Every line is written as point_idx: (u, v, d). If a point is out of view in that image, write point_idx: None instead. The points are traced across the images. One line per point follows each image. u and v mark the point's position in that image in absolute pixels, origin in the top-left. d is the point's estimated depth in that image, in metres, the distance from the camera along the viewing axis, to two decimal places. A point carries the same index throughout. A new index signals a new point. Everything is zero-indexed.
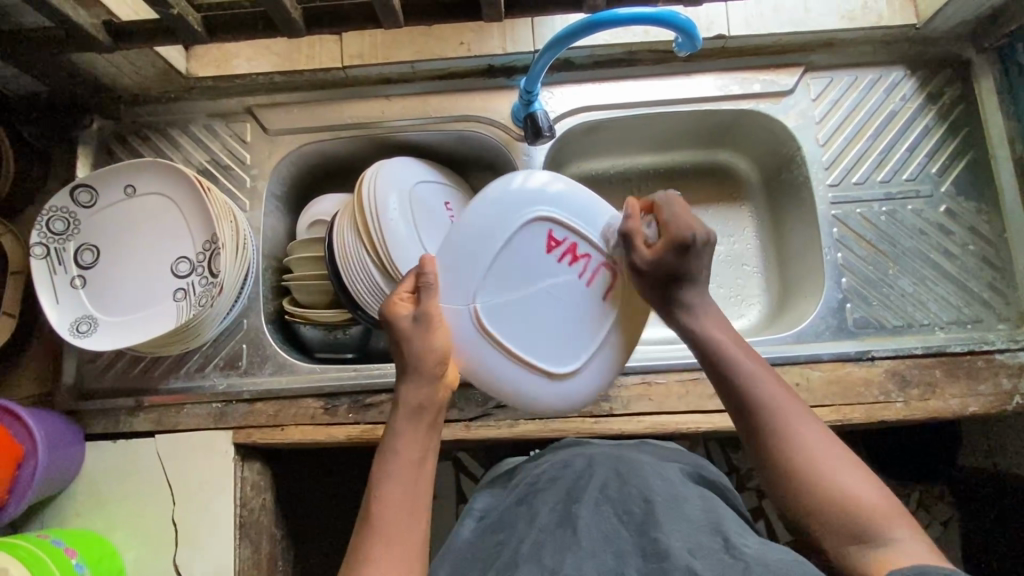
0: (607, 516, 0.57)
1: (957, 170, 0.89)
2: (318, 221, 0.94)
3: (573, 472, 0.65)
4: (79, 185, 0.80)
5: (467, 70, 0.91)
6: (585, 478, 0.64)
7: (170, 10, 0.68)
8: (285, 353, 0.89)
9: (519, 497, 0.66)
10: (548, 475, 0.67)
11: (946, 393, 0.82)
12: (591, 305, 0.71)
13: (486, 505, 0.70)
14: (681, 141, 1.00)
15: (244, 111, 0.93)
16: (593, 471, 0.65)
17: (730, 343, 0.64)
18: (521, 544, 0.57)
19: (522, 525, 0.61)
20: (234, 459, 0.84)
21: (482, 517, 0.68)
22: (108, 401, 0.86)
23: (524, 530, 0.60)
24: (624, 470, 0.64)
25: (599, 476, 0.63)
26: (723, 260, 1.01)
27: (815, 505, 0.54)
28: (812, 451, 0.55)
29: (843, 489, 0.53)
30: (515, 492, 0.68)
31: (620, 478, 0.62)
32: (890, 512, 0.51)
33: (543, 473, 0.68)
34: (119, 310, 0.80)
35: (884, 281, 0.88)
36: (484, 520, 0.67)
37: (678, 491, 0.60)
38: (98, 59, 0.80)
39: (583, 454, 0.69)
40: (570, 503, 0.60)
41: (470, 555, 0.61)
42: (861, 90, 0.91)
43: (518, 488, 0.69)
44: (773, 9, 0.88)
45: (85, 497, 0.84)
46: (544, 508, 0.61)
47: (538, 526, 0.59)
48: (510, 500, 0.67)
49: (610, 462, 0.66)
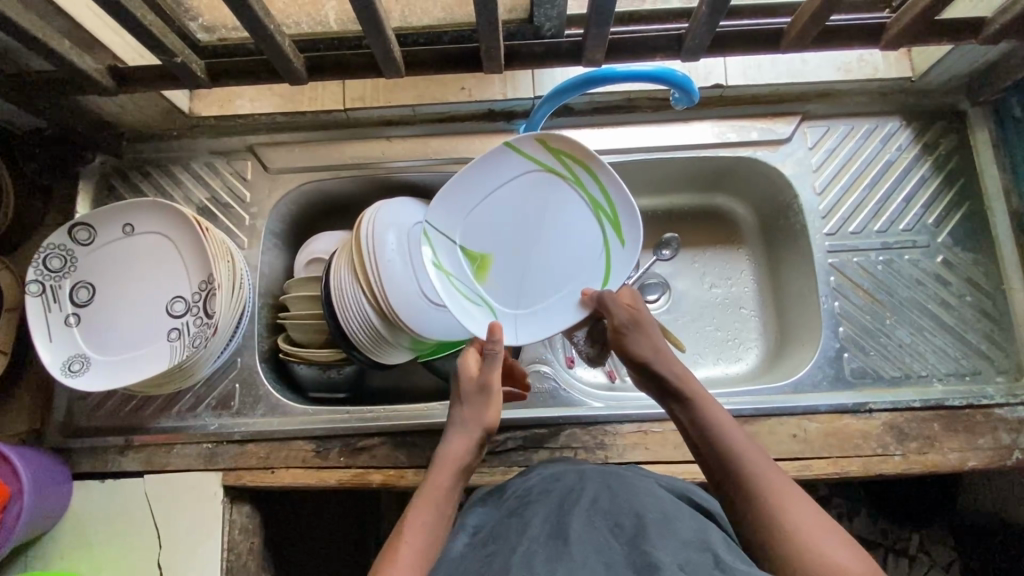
0: (599, 528, 0.55)
1: (954, 220, 0.90)
2: (315, 259, 0.95)
3: (564, 486, 0.63)
4: (78, 224, 0.81)
5: (467, 114, 0.92)
6: (577, 490, 0.61)
7: (174, 58, 0.69)
8: (277, 393, 0.88)
9: (508, 510, 0.62)
10: (539, 489, 0.64)
11: (945, 447, 0.81)
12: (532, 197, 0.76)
13: (478, 516, 0.64)
14: (680, 185, 1.01)
15: (245, 149, 0.93)
16: (585, 486, 0.62)
17: (715, 410, 0.64)
18: (511, 552, 0.54)
19: (512, 536, 0.57)
20: (222, 502, 0.83)
21: (476, 529, 0.62)
22: (98, 439, 0.86)
23: (514, 539, 0.56)
24: (615, 485, 0.62)
25: (590, 490, 0.61)
26: (720, 304, 1.01)
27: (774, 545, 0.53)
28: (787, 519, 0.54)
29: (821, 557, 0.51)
30: (506, 505, 0.64)
31: (612, 492, 0.61)
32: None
33: (534, 486, 0.65)
34: (112, 349, 0.80)
35: (881, 330, 0.87)
36: (471, 528, 0.62)
37: (669, 510, 0.58)
38: (103, 100, 0.81)
39: (574, 469, 0.67)
40: (562, 514, 0.57)
41: (459, 560, 0.56)
42: (857, 139, 0.92)
43: (507, 500, 0.65)
44: (770, 61, 0.89)
45: (70, 538, 0.82)
46: (535, 519, 0.58)
47: (530, 536, 0.55)
48: (500, 514, 0.63)
49: (601, 478, 0.64)
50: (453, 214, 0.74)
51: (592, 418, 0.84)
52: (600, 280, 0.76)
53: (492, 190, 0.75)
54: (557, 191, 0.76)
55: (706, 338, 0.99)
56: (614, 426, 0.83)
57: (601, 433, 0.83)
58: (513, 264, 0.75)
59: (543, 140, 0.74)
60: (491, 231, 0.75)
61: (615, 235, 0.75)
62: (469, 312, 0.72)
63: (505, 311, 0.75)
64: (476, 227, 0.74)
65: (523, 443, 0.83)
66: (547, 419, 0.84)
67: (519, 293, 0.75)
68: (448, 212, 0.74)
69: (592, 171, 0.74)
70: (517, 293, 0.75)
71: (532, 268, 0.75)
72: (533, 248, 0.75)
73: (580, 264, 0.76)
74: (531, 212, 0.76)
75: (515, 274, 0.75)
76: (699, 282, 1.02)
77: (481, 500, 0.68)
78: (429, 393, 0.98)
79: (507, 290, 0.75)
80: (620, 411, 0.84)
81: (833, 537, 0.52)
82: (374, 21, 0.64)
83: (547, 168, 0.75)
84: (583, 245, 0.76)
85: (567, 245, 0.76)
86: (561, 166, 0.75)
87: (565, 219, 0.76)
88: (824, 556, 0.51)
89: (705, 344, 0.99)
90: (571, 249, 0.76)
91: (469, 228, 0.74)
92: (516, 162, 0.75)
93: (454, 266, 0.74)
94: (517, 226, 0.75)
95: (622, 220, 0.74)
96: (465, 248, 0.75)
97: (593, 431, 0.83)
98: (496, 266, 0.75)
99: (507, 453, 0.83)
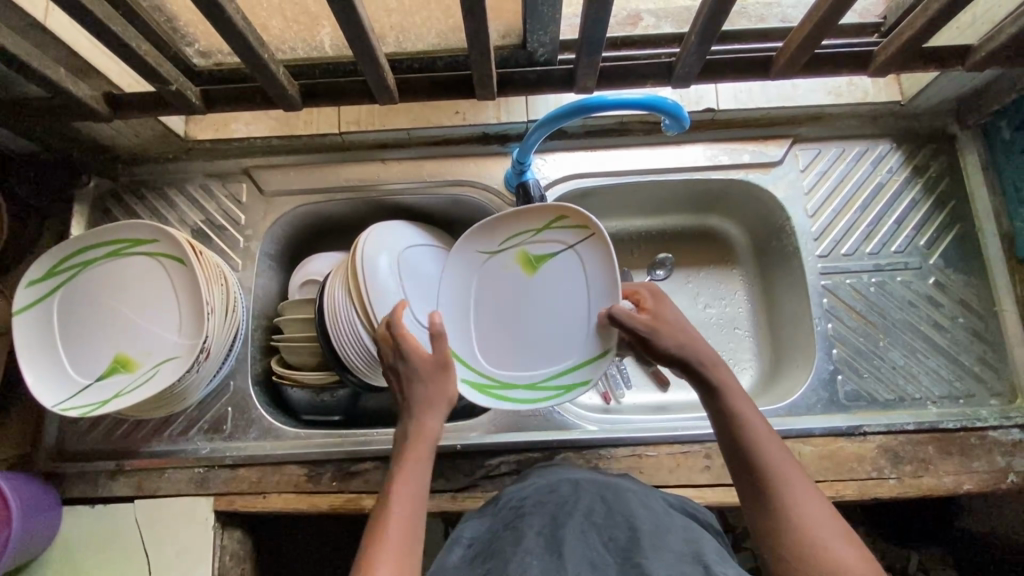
0: (593, 544, 0.54)
1: (945, 242, 0.90)
2: (310, 281, 0.94)
3: (558, 497, 0.61)
4: (58, 245, 0.79)
5: (462, 138, 0.93)
6: (570, 502, 0.60)
7: (169, 86, 0.70)
8: (271, 417, 0.87)
9: (504, 522, 0.61)
10: (534, 500, 0.62)
11: (939, 471, 0.81)
12: (54, 317, 0.79)
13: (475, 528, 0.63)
14: (674, 206, 1.01)
15: (241, 172, 0.94)
16: (579, 498, 0.61)
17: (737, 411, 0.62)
18: (507, 565, 0.53)
19: (507, 550, 0.56)
20: (212, 527, 0.82)
21: (472, 543, 0.61)
22: (89, 464, 0.85)
23: (509, 553, 0.55)
24: (609, 495, 0.61)
25: (584, 501, 0.60)
26: (713, 323, 1.01)
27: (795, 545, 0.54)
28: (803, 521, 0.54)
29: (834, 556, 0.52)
30: (501, 517, 0.63)
31: (606, 505, 0.59)
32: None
33: (528, 497, 0.64)
34: (88, 365, 0.78)
35: (875, 353, 0.88)
36: (467, 544, 0.61)
37: (664, 522, 0.57)
38: (98, 126, 0.82)
39: (568, 480, 0.65)
40: (557, 527, 0.56)
41: None
42: (848, 162, 0.93)
43: (501, 512, 0.64)
44: (761, 86, 0.90)
45: (59, 564, 0.82)
46: (529, 532, 0.57)
47: (524, 549, 0.54)
48: (496, 526, 0.62)
49: (596, 488, 0.62)
50: (46, 380, 0.77)
51: (586, 442, 0.83)
52: (173, 260, 0.80)
53: (40, 343, 0.78)
54: (75, 291, 0.80)
55: None
56: (609, 449, 0.83)
57: (596, 458, 0.83)
58: (132, 339, 0.79)
59: (33, 282, 0.78)
60: (96, 342, 0.79)
61: (143, 246, 0.81)
62: (163, 376, 0.77)
63: (171, 349, 0.79)
64: (66, 384, 0.77)
65: (516, 467, 0.83)
66: (541, 443, 0.83)
67: (178, 332, 0.79)
68: (39, 386, 0.76)
69: (66, 254, 0.79)
70: (165, 337, 0.79)
71: (146, 330, 0.80)
72: (98, 348, 0.79)
73: (181, 280, 0.80)
74: (91, 313, 0.80)
75: (143, 339, 0.79)
76: (693, 302, 1.02)
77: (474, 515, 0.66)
78: None
79: (152, 346, 0.79)
80: (615, 435, 0.83)
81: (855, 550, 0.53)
82: (367, 51, 0.65)
83: (48, 299, 0.79)
84: (136, 284, 0.81)
85: (132, 298, 0.81)
86: (65, 276, 0.80)
87: (118, 280, 0.81)
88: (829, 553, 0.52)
89: None
90: (159, 287, 0.81)
91: (79, 367, 0.78)
92: (38, 316, 0.78)
93: (111, 392, 0.77)
94: (58, 353, 0.78)
95: (103, 234, 0.80)
96: (98, 381, 0.78)
97: (589, 455, 0.83)
98: (128, 350, 0.79)
99: (500, 477, 0.82)
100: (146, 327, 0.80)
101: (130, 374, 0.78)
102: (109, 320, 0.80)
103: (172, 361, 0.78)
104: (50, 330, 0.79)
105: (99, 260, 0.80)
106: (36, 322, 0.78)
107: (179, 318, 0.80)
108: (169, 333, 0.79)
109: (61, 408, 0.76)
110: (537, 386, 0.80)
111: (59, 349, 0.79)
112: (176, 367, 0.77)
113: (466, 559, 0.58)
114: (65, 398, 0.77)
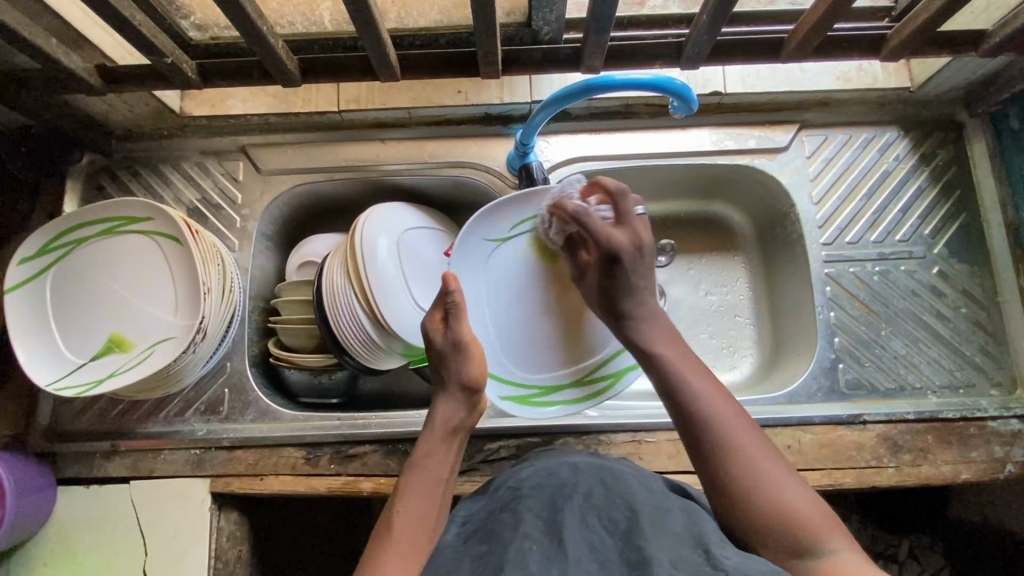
0: (593, 528, 0.54)
1: (951, 231, 0.89)
2: (309, 262, 0.93)
3: (556, 479, 0.61)
4: (51, 221, 0.77)
5: (463, 118, 0.92)
6: (569, 484, 0.59)
7: (165, 59, 0.68)
8: (268, 398, 0.87)
9: (501, 502, 0.61)
10: (532, 482, 0.61)
11: (938, 460, 0.81)
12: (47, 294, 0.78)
13: (471, 507, 0.64)
14: (677, 191, 1.00)
15: (237, 150, 0.92)
16: (578, 480, 0.60)
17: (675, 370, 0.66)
18: (506, 551, 0.53)
19: (505, 533, 0.55)
20: (209, 509, 0.82)
21: (471, 527, 0.61)
22: (83, 444, 0.84)
23: (508, 537, 0.54)
24: (608, 477, 0.61)
25: (583, 484, 0.59)
26: (715, 310, 1.00)
27: (748, 495, 0.57)
28: (753, 474, 0.58)
29: (785, 505, 0.56)
30: (499, 498, 0.62)
31: (605, 486, 0.59)
32: (823, 526, 0.55)
33: (526, 479, 0.62)
34: (82, 344, 0.77)
35: (876, 342, 0.87)
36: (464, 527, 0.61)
37: (664, 503, 0.57)
38: (91, 99, 0.80)
39: (567, 461, 0.64)
40: (556, 511, 0.56)
41: (455, 562, 0.55)
42: (855, 148, 0.91)
43: (499, 493, 0.63)
44: (769, 69, 0.88)
45: (54, 545, 0.81)
46: (528, 515, 0.56)
47: (523, 534, 0.54)
48: (493, 507, 0.62)
49: (594, 469, 0.62)
50: (40, 359, 0.76)
51: (586, 427, 0.83)
52: (169, 240, 0.78)
53: (32, 321, 0.77)
54: (68, 269, 0.78)
55: (702, 345, 0.99)
56: (608, 435, 0.83)
57: (595, 443, 0.83)
58: (128, 319, 0.78)
59: (24, 259, 0.76)
60: (90, 321, 0.78)
61: (138, 224, 0.79)
62: (159, 356, 0.76)
63: (167, 329, 0.77)
64: (59, 364, 0.76)
65: (515, 452, 0.83)
66: (541, 429, 0.83)
67: (173, 312, 0.78)
68: (33, 365, 0.75)
69: (59, 231, 0.77)
70: (161, 318, 0.78)
71: (141, 310, 0.78)
72: (91, 327, 0.78)
73: (177, 260, 0.78)
74: (84, 292, 0.78)
75: (138, 319, 0.78)
76: (694, 289, 1.01)
77: (473, 496, 0.66)
78: (419, 400, 0.97)
79: (148, 326, 0.78)
80: (615, 421, 0.83)
81: (803, 495, 0.57)
82: (370, 27, 0.63)
83: (41, 277, 0.77)
84: (130, 262, 0.79)
85: (126, 277, 0.79)
86: (58, 253, 0.78)
87: (112, 258, 0.79)
88: (783, 501, 0.56)
89: (700, 351, 0.98)
90: (153, 266, 0.79)
91: (72, 346, 0.77)
92: (30, 294, 0.77)
93: (105, 371, 0.76)
94: (51, 330, 0.77)
95: (98, 211, 0.78)
96: (92, 360, 0.77)
97: (588, 440, 0.83)
98: (122, 329, 0.78)
99: (499, 462, 0.82)
100: (141, 307, 0.78)
101: (125, 354, 0.77)
102: (103, 299, 0.79)
103: (168, 342, 0.77)
104: (42, 308, 0.77)
105: (93, 237, 0.79)
106: (29, 298, 0.77)
107: (176, 298, 0.78)
108: (165, 314, 0.78)
109: (55, 388, 0.75)
110: (583, 380, 0.85)
111: (51, 328, 0.77)
112: (172, 348, 0.76)
113: (466, 543, 0.58)
114: (59, 377, 0.75)
